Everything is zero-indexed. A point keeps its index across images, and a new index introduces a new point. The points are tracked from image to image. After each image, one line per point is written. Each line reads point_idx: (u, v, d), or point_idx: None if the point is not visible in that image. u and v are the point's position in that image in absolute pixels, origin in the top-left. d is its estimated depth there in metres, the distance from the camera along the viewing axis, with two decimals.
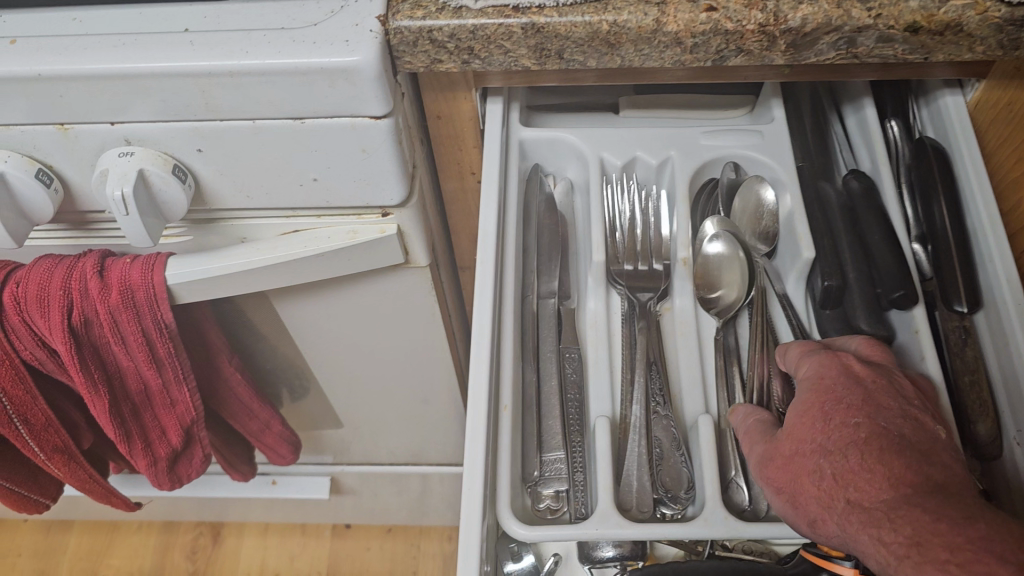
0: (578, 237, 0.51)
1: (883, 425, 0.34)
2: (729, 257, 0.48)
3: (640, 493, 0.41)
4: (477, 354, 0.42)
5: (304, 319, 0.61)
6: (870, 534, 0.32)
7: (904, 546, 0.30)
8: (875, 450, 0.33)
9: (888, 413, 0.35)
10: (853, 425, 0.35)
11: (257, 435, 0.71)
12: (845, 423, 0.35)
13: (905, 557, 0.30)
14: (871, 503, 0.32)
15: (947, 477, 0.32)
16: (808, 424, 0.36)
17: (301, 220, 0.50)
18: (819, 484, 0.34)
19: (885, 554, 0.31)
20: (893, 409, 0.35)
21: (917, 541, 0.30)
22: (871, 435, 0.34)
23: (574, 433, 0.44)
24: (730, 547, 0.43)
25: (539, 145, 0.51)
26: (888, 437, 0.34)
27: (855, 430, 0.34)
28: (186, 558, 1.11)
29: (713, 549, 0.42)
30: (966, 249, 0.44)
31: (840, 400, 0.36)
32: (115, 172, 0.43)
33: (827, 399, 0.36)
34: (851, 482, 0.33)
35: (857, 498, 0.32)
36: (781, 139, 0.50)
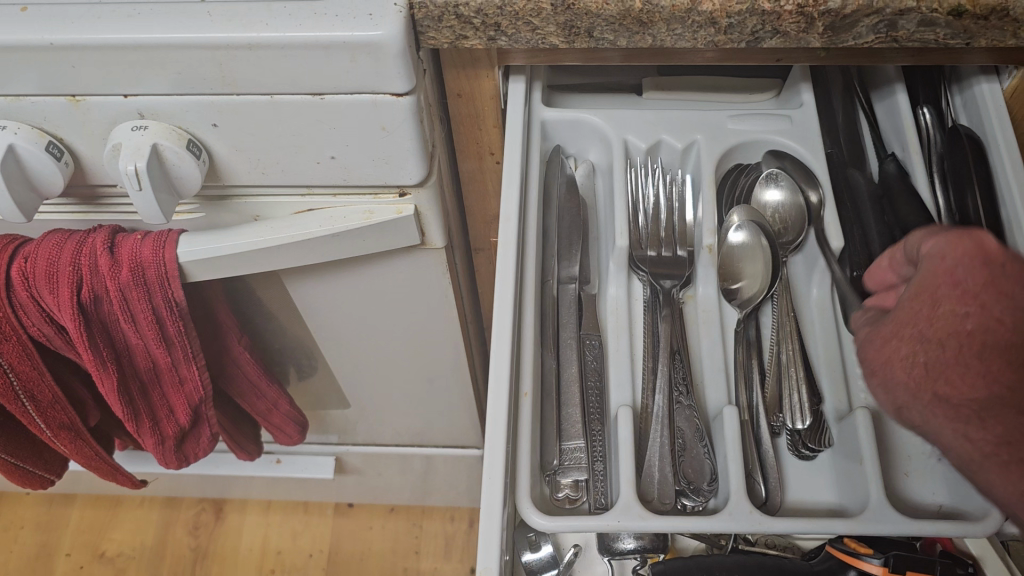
0: (599, 220, 0.49)
1: (998, 317, 0.28)
2: (752, 246, 0.46)
3: (662, 485, 0.40)
4: (498, 339, 0.40)
5: (315, 298, 0.60)
6: (955, 430, 0.29)
7: (993, 446, 0.28)
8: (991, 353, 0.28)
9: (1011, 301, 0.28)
10: (961, 316, 0.29)
11: (264, 414, 0.70)
12: (954, 309, 0.29)
13: (992, 456, 0.28)
14: (961, 399, 0.28)
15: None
16: (912, 309, 0.31)
17: (317, 199, 0.49)
18: (909, 372, 0.30)
19: (970, 452, 0.28)
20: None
21: (1009, 440, 0.27)
22: (978, 329, 0.28)
23: (594, 421, 0.43)
24: (753, 541, 0.43)
25: (561, 126, 0.50)
26: (1000, 333, 0.28)
27: (961, 319, 0.29)
28: (189, 534, 1.10)
29: (736, 544, 0.42)
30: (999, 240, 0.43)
31: (952, 278, 0.29)
32: (128, 146, 0.42)
33: (938, 281, 0.30)
34: (943, 373, 0.29)
35: (948, 393, 0.29)
36: (811, 124, 0.49)
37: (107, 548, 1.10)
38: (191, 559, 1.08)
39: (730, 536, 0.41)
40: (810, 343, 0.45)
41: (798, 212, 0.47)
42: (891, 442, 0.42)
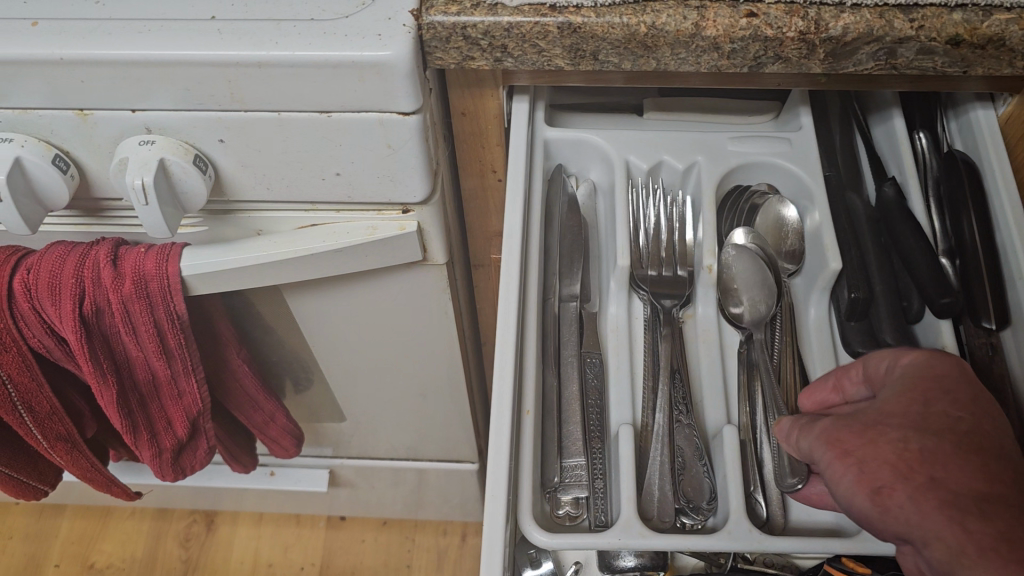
0: (600, 239, 0.50)
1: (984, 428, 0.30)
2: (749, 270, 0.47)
3: (662, 502, 0.40)
4: (501, 356, 0.41)
5: (315, 312, 0.60)
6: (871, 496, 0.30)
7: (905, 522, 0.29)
8: (970, 442, 0.30)
9: (992, 421, 0.31)
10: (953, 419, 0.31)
11: (260, 427, 0.70)
12: (944, 413, 0.31)
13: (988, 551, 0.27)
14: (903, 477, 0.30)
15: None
16: (903, 406, 0.32)
17: (321, 215, 0.50)
18: (897, 456, 0.30)
19: (962, 541, 0.27)
20: (998, 419, 0.31)
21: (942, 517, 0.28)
22: (969, 432, 0.30)
23: (595, 439, 0.43)
24: (751, 559, 0.43)
25: (563, 146, 0.50)
26: (987, 439, 0.30)
27: (954, 422, 0.31)
28: (180, 546, 1.10)
29: (736, 561, 0.42)
30: (996, 262, 0.43)
31: (941, 390, 0.32)
32: (135, 161, 0.42)
33: (926, 387, 0.32)
34: (940, 460, 0.29)
35: (943, 478, 0.29)
36: (810, 147, 0.49)
37: (97, 559, 1.09)
38: (182, 570, 1.08)
39: (729, 554, 0.41)
40: (809, 366, 0.46)
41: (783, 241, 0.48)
42: None
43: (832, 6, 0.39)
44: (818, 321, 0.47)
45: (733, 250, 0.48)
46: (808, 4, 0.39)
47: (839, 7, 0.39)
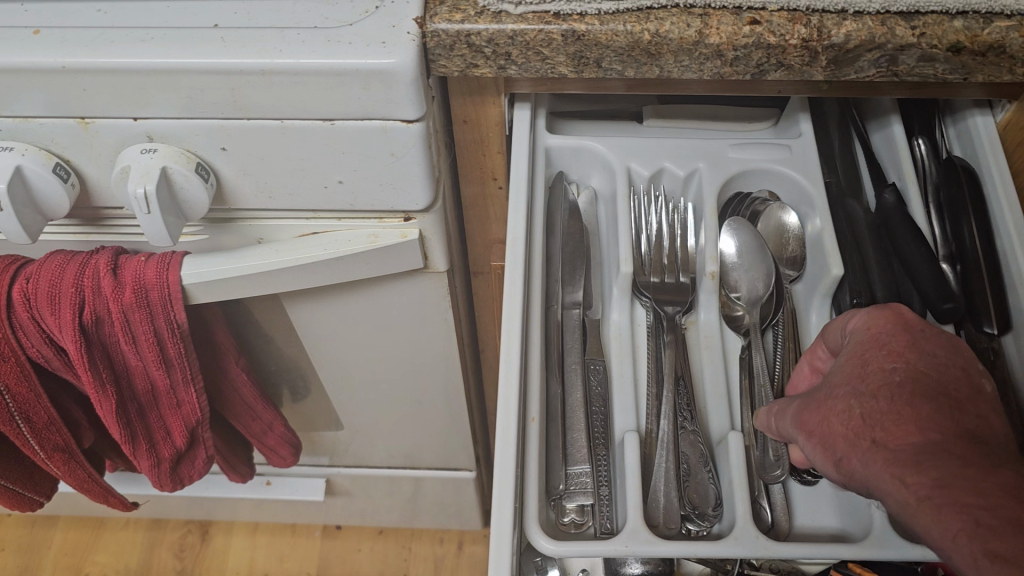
0: (602, 246, 0.50)
1: (922, 373, 0.31)
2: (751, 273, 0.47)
3: (668, 511, 0.40)
4: (505, 363, 0.41)
5: (314, 320, 0.60)
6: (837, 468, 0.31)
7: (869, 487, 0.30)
8: (908, 393, 0.30)
9: (933, 363, 0.32)
10: (891, 370, 0.32)
11: (258, 436, 0.70)
12: (882, 368, 0.32)
13: (925, 499, 0.27)
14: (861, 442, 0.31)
15: (981, 430, 0.29)
16: (845, 370, 0.33)
17: (322, 222, 0.49)
18: (846, 424, 0.31)
19: (903, 494, 0.28)
20: (939, 358, 0.32)
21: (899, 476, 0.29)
22: (907, 380, 0.31)
23: (599, 446, 0.43)
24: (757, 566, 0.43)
25: (564, 153, 0.50)
26: (925, 384, 0.31)
27: (892, 374, 0.31)
28: (174, 556, 1.09)
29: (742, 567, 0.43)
30: (996, 268, 0.44)
31: (881, 346, 0.33)
32: (137, 169, 0.42)
33: (867, 347, 0.34)
34: (882, 419, 0.30)
35: (885, 437, 0.30)
36: (809, 154, 0.49)
37: (90, 571, 1.08)
38: None
39: (736, 559, 0.41)
40: None
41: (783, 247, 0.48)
42: None
43: (834, 14, 0.39)
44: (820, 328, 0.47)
45: (732, 226, 0.48)
46: (810, 11, 0.39)
47: (840, 15, 0.39)
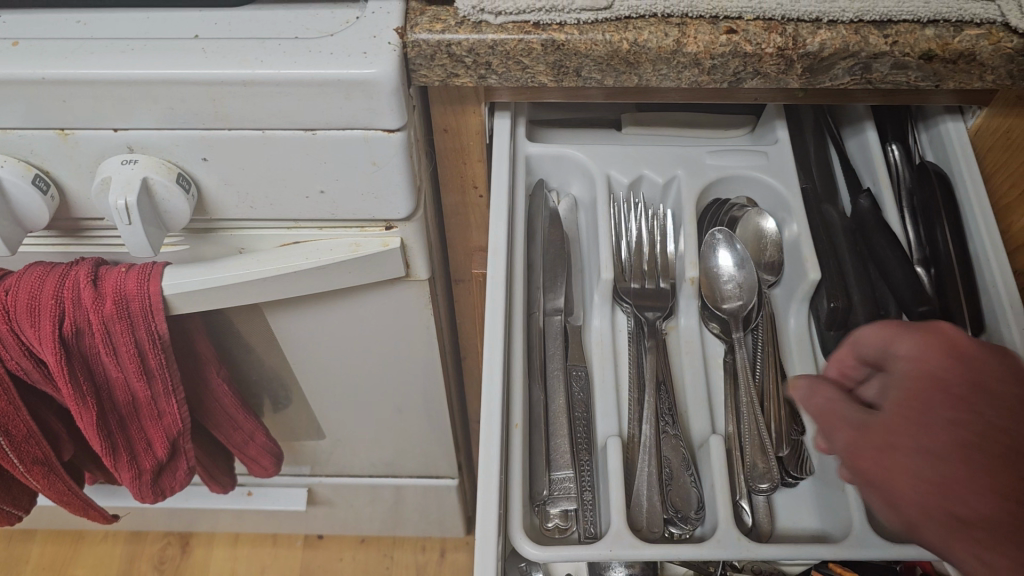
0: (582, 253, 0.51)
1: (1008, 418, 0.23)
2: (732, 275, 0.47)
3: (651, 511, 0.40)
4: (488, 371, 0.41)
5: (296, 329, 0.60)
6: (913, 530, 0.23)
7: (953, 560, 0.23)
8: (989, 444, 0.23)
9: None
10: (971, 416, 0.24)
11: (240, 446, 0.69)
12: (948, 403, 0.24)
13: None
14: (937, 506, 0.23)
15: None
16: (905, 411, 0.25)
17: (304, 231, 0.49)
18: (919, 488, 0.23)
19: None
20: None
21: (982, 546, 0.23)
22: (993, 431, 0.23)
23: (582, 451, 0.43)
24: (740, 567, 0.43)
25: (545, 161, 0.51)
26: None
27: (963, 417, 0.24)
28: (154, 569, 1.09)
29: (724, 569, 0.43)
30: (970, 272, 0.45)
31: (958, 390, 0.24)
32: (118, 180, 0.42)
33: (931, 384, 0.25)
34: (960, 483, 0.23)
35: (967, 508, 0.22)
36: (786, 160, 0.50)
37: None
38: None
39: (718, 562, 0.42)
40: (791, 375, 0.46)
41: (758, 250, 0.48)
42: None
43: (808, 23, 0.40)
44: (798, 331, 0.47)
45: (720, 235, 0.48)
46: (785, 21, 0.40)
47: (815, 24, 0.40)
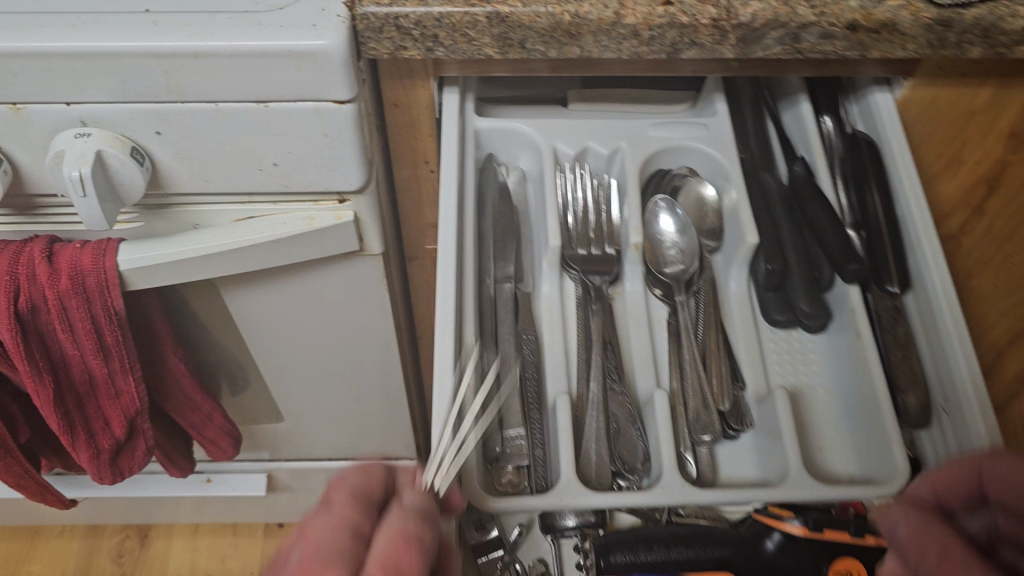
0: (531, 224, 0.52)
1: None
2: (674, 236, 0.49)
3: (599, 465, 0.42)
4: (441, 334, 0.43)
5: (253, 308, 0.61)
6: None
7: None
8: None
9: None
10: None
11: (198, 428, 0.70)
12: None
13: None
14: None
15: None
16: None
17: (258, 206, 0.50)
18: None
19: None
20: None
21: None
22: None
23: (533, 410, 0.45)
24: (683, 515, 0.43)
25: (493, 135, 0.52)
26: None
27: None
28: (113, 562, 1.09)
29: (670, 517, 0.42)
30: (897, 234, 0.47)
31: None
32: (71, 153, 0.43)
33: None
34: None
35: None
36: (724, 130, 0.52)
37: None
38: None
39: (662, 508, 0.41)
40: (733, 338, 0.48)
41: (700, 217, 0.51)
42: (806, 420, 0.46)
43: None
44: (737, 295, 0.49)
45: (663, 202, 0.50)
46: None
47: None
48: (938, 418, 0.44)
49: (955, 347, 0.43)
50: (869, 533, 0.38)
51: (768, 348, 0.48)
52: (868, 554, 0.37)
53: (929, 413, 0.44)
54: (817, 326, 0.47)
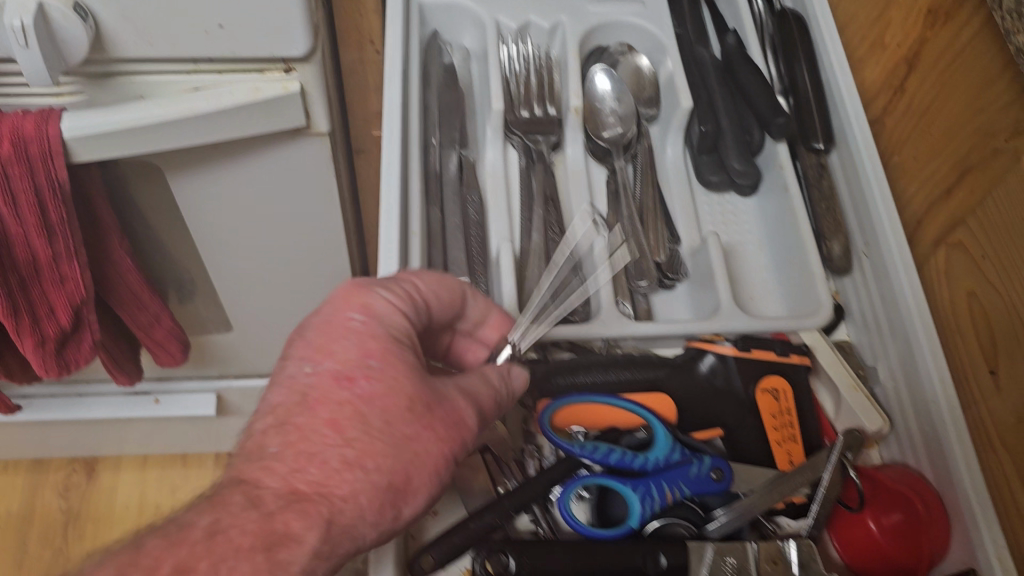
0: (476, 102, 0.53)
1: None
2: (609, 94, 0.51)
3: (541, 307, 0.44)
4: (386, 180, 0.44)
5: (199, 199, 0.61)
6: None
7: None
8: None
9: None
10: None
11: (146, 329, 0.70)
12: None
13: None
14: None
15: None
16: None
17: (203, 76, 0.51)
18: None
19: None
20: None
21: None
22: None
23: (478, 266, 0.46)
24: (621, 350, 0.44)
25: (438, 11, 0.52)
26: None
27: None
28: (59, 496, 1.08)
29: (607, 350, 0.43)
30: (822, 98, 0.50)
31: None
32: (13, 3, 0.42)
33: None
34: None
35: None
36: (661, 8, 0.54)
37: None
38: (64, 521, 1.06)
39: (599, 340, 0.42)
40: (669, 201, 0.50)
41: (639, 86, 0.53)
42: (738, 272, 0.48)
43: None
44: (671, 161, 0.51)
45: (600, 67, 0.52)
46: None
47: None
48: (860, 262, 0.46)
49: (875, 193, 0.45)
50: (793, 352, 0.41)
51: (701, 206, 0.50)
52: (793, 372, 0.40)
53: (850, 257, 0.46)
54: (748, 186, 0.49)
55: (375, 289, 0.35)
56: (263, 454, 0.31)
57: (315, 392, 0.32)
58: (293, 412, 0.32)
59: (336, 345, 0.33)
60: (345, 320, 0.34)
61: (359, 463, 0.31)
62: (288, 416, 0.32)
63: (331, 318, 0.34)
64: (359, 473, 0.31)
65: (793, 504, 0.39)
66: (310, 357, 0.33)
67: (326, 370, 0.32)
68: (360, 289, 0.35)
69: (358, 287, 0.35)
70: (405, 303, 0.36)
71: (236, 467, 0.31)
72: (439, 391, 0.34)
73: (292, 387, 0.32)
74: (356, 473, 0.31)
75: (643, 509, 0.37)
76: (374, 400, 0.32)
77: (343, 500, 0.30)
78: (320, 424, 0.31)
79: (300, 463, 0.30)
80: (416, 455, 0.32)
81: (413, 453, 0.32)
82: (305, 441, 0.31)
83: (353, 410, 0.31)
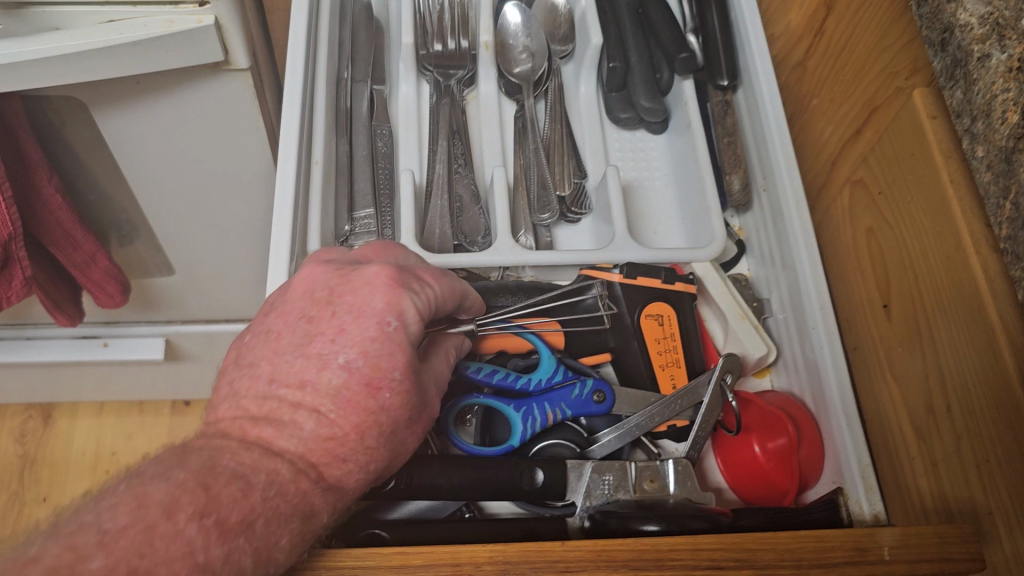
0: (393, 39, 0.53)
1: None
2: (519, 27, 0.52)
3: (443, 236, 0.44)
4: (289, 105, 0.44)
5: (126, 131, 0.60)
6: None
7: None
8: None
9: None
10: None
11: (81, 268, 0.70)
12: None
13: None
14: None
15: None
16: None
17: (116, 8, 0.50)
18: None
19: None
20: None
21: None
22: None
23: (383, 196, 0.46)
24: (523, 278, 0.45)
25: None
26: None
27: None
28: (15, 442, 1.07)
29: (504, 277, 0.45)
30: (730, 33, 0.50)
31: None
32: None
33: None
34: None
35: None
36: None
37: None
38: (19, 465, 1.06)
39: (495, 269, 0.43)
40: (579, 139, 0.50)
41: (551, 23, 0.53)
42: (642, 207, 0.49)
43: None
44: (579, 99, 0.52)
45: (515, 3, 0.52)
46: None
47: None
48: (761, 196, 0.48)
49: (772, 130, 0.47)
50: (679, 281, 0.42)
51: (611, 145, 0.51)
52: (676, 297, 0.42)
53: (750, 192, 0.48)
54: (658, 123, 0.50)
55: (407, 295, 0.31)
56: (295, 434, 0.29)
57: (344, 392, 0.30)
58: (323, 401, 0.30)
59: (370, 354, 0.30)
60: (380, 328, 0.30)
61: (366, 466, 0.31)
62: (318, 402, 0.29)
63: (365, 310, 0.31)
64: (364, 474, 0.31)
65: (676, 428, 0.41)
66: (343, 346, 0.30)
67: (358, 371, 0.30)
68: (396, 288, 0.31)
69: (395, 282, 0.32)
70: (427, 310, 0.33)
71: (266, 433, 0.29)
72: (427, 393, 0.34)
73: (323, 375, 0.30)
74: (361, 474, 0.31)
75: (525, 427, 0.39)
76: (389, 411, 0.31)
77: (349, 499, 0.30)
78: (347, 429, 0.30)
79: (324, 458, 0.29)
80: (398, 454, 0.32)
81: (396, 453, 0.32)
82: (333, 441, 0.29)
83: (375, 421, 0.30)
